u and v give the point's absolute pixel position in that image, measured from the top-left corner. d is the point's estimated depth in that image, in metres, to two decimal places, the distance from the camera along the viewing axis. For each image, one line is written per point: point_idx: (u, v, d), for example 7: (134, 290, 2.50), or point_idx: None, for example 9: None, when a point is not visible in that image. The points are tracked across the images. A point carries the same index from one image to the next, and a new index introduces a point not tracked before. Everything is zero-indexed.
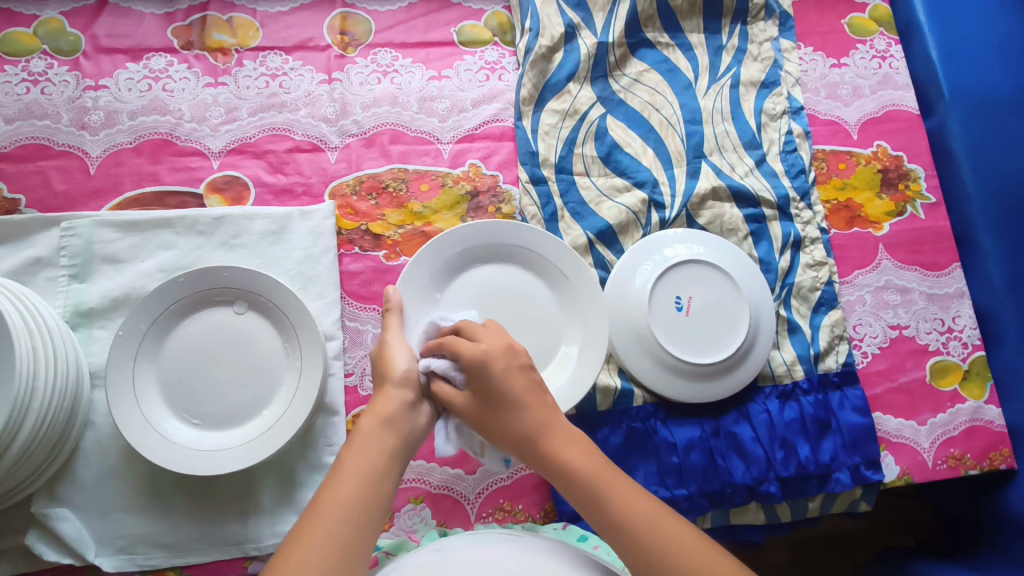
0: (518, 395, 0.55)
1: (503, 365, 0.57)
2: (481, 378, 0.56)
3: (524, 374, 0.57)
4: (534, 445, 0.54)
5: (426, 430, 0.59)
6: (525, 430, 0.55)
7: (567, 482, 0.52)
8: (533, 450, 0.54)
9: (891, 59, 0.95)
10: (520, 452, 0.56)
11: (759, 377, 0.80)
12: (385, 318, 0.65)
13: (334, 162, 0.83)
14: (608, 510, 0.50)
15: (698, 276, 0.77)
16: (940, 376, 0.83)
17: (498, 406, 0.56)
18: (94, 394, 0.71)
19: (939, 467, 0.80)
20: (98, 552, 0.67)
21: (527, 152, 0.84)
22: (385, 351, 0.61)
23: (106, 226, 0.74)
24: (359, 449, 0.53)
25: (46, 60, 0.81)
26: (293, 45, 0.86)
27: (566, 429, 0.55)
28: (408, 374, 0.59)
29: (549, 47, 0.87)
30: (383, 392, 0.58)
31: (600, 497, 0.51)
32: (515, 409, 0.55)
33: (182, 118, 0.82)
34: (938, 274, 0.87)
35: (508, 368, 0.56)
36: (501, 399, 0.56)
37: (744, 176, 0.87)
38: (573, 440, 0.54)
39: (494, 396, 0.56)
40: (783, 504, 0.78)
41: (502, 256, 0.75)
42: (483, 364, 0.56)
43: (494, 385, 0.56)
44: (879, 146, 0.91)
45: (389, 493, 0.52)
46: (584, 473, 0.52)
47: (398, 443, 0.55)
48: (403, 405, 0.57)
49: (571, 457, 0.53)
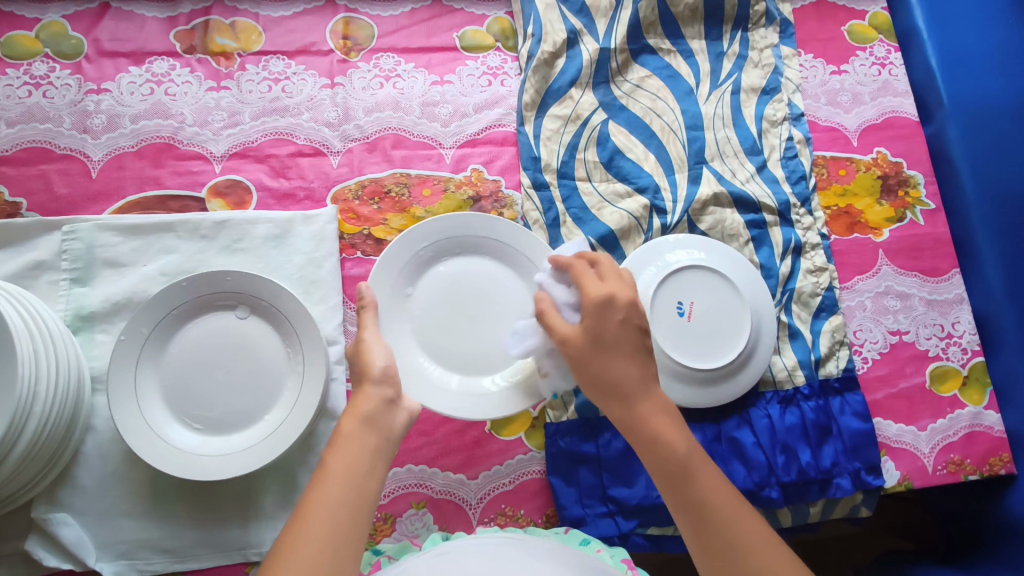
0: (626, 354, 0.58)
1: (622, 317, 0.59)
2: (602, 314, 0.58)
3: (639, 334, 0.59)
4: (634, 404, 0.57)
5: (404, 427, 0.59)
6: (625, 386, 0.57)
7: (655, 451, 0.55)
8: (625, 407, 0.57)
9: (891, 66, 0.96)
10: (614, 403, 0.58)
11: (760, 382, 0.81)
12: (360, 314, 0.64)
13: (336, 166, 0.83)
14: (697, 486, 0.54)
15: (700, 281, 0.77)
16: (940, 382, 0.83)
17: (608, 354, 0.58)
18: (94, 398, 0.70)
19: (939, 472, 0.80)
20: (99, 557, 0.66)
21: (529, 157, 0.84)
22: (362, 348, 0.62)
23: (108, 230, 0.74)
24: (343, 451, 0.53)
25: (47, 63, 0.81)
26: (295, 49, 0.86)
27: (661, 399, 0.58)
28: (386, 372, 0.60)
29: (551, 53, 0.87)
30: (361, 392, 0.59)
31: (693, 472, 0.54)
32: (627, 364, 0.58)
33: (184, 122, 0.82)
34: (937, 280, 0.88)
35: (626, 323, 0.58)
36: (616, 350, 0.58)
37: (745, 182, 0.87)
38: (668, 415, 0.57)
39: (608, 339, 0.58)
40: (784, 509, 0.78)
41: (465, 248, 0.75)
42: (607, 308, 0.58)
43: (610, 335, 0.58)
44: (878, 153, 0.92)
45: (375, 492, 0.52)
46: (678, 445, 0.55)
47: (381, 442, 0.55)
48: (379, 402, 0.57)
49: (665, 430, 0.56)
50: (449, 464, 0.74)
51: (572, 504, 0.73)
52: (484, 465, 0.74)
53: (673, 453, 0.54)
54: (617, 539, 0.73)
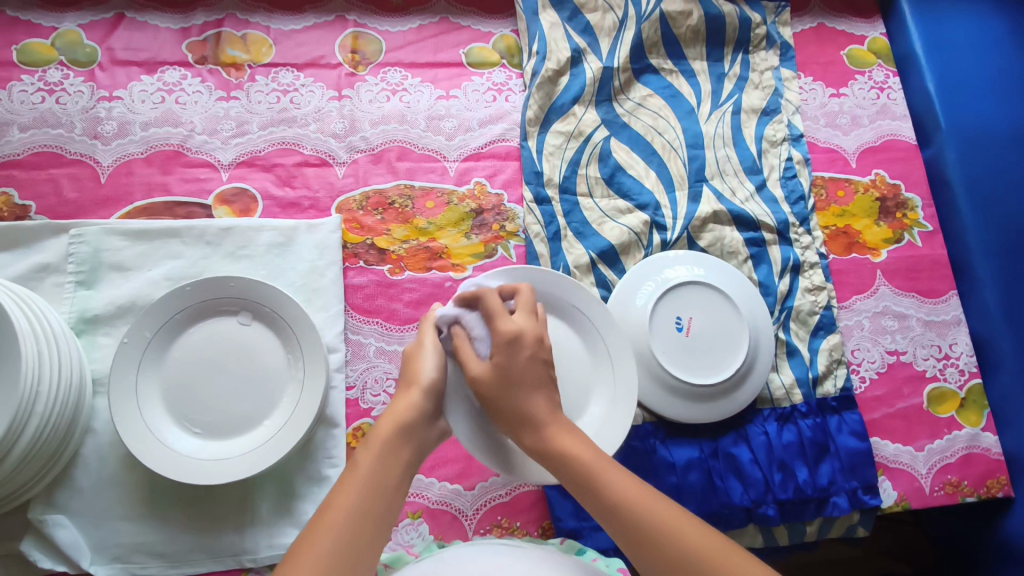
0: (535, 383, 0.57)
1: (529, 352, 0.58)
2: (510, 351, 0.57)
3: (546, 367, 0.59)
4: (538, 427, 0.56)
5: (434, 442, 0.59)
6: (533, 413, 0.56)
7: (567, 471, 0.54)
8: (534, 435, 0.56)
9: (889, 90, 0.98)
10: (522, 433, 0.57)
11: (758, 399, 0.81)
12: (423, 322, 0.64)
13: (341, 176, 0.84)
14: (603, 490, 0.51)
15: (700, 297, 0.78)
16: (938, 404, 0.84)
17: (514, 388, 0.57)
18: (95, 400, 0.71)
19: (936, 493, 0.80)
20: (93, 560, 0.66)
21: (531, 172, 0.85)
22: (418, 353, 0.61)
23: (115, 234, 0.75)
24: (378, 452, 0.54)
25: (62, 71, 0.83)
26: (305, 62, 0.88)
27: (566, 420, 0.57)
28: (435, 383, 0.60)
29: (555, 70, 0.89)
30: (406, 396, 0.58)
31: (596, 478, 0.52)
32: (529, 395, 0.57)
33: (193, 130, 0.83)
34: (935, 301, 0.88)
35: (534, 358, 0.58)
36: (525, 384, 0.57)
37: (745, 201, 0.88)
38: (574, 432, 0.57)
39: (515, 376, 0.57)
40: (781, 527, 0.77)
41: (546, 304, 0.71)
42: (515, 344, 0.58)
43: (517, 370, 0.57)
44: (876, 175, 0.93)
45: (400, 503, 0.53)
46: (577, 455, 0.54)
47: (412, 455, 0.56)
48: (417, 413, 0.57)
49: (571, 446, 0.55)
50: (445, 474, 0.74)
51: (568, 516, 0.73)
52: (480, 477, 0.74)
53: (579, 464, 0.53)
54: (612, 552, 0.73)
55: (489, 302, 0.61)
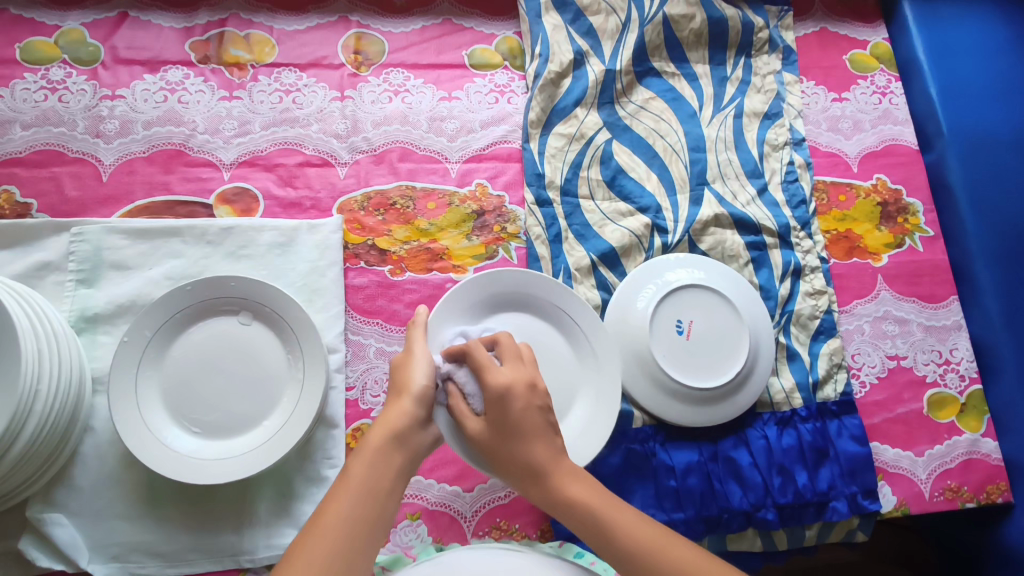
0: (529, 432, 0.54)
1: (522, 404, 0.54)
2: (500, 408, 0.54)
3: (542, 414, 0.55)
4: (541, 479, 0.53)
5: (430, 448, 0.57)
6: (534, 462, 0.54)
7: (576, 519, 0.53)
8: (539, 487, 0.54)
9: (891, 95, 0.98)
10: (528, 485, 0.54)
11: (758, 403, 0.81)
12: (410, 329, 0.62)
13: (343, 177, 0.84)
14: (618, 540, 0.51)
15: (700, 301, 0.78)
16: (937, 409, 0.84)
17: (513, 437, 0.54)
18: (95, 399, 0.71)
19: (936, 499, 0.79)
20: (91, 559, 0.66)
21: (533, 173, 0.85)
22: (410, 361, 0.59)
23: (116, 233, 0.75)
24: (369, 461, 0.52)
25: (64, 69, 0.83)
26: (307, 62, 0.88)
27: (572, 465, 0.55)
28: (426, 391, 0.57)
29: (557, 72, 0.89)
30: (398, 403, 0.56)
31: (608, 528, 0.51)
32: (530, 443, 0.54)
33: (196, 129, 0.83)
34: (935, 306, 0.88)
35: (528, 407, 0.54)
36: (520, 433, 0.54)
37: (746, 205, 0.88)
38: (576, 474, 0.54)
39: (512, 425, 0.54)
40: (780, 531, 0.77)
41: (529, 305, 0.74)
42: (505, 399, 0.54)
43: (513, 419, 0.54)
44: (878, 180, 0.93)
45: (394, 510, 0.52)
46: (582, 504, 0.53)
47: (406, 462, 0.54)
48: (411, 419, 0.55)
49: (577, 492, 0.53)
50: (444, 476, 0.74)
51: None
52: (479, 478, 0.74)
53: (588, 512, 0.52)
54: None
55: (477, 356, 0.57)
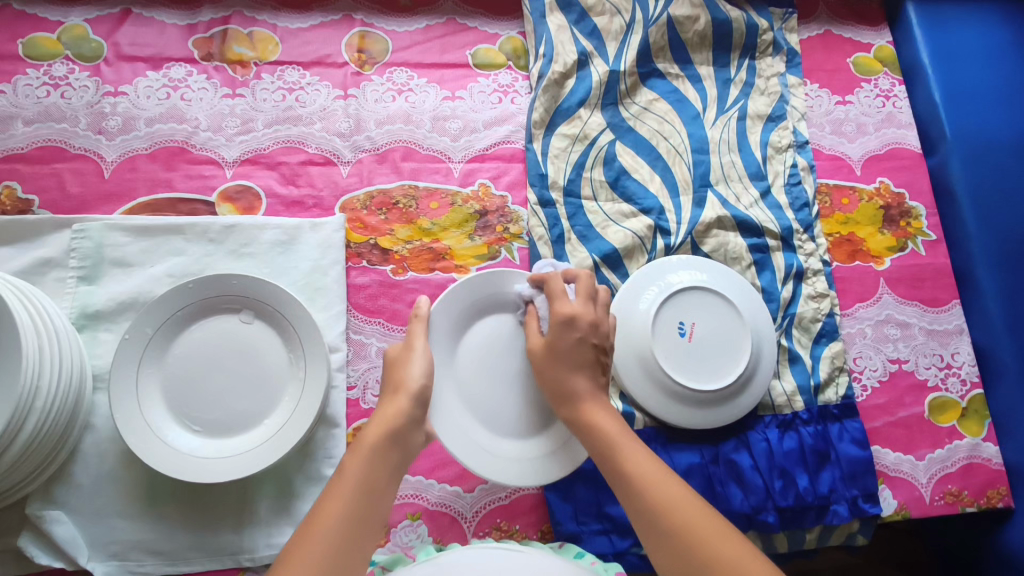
0: (580, 362, 0.61)
1: (581, 334, 0.61)
2: (563, 332, 0.61)
3: (597, 351, 0.62)
4: (576, 402, 0.60)
5: (422, 445, 0.59)
6: (574, 389, 0.61)
7: (594, 443, 0.58)
8: (569, 407, 0.60)
9: (895, 98, 0.98)
10: (562, 406, 0.61)
11: (759, 406, 0.80)
12: (412, 323, 0.64)
13: (346, 176, 0.84)
14: (620, 462, 0.55)
15: (704, 303, 0.77)
16: (939, 413, 0.83)
17: (562, 364, 0.61)
18: (95, 396, 0.70)
19: (936, 503, 0.79)
20: (90, 557, 0.66)
21: (536, 174, 0.85)
22: (408, 358, 0.61)
23: (118, 230, 0.75)
24: (366, 458, 0.53)
25: (67, 65, 0.83)
26: (311, 60, 0.87)
27: (606, 402, 0.61)
28: (423, 390, 0.59)
29: (561, 73, 0.89)
30: (394, 401, 0.58)
31: (615, 450, 0.56)
32: (576, 372, 0.61)
33: (198, 127, 0.83)
34: (937, 310, 0.88)
35: (583, 340, 0.61)
36: (569, 361, 0.61)
37: (749, 207, 0.88)
38: (609, 410, 0.60)
39: (563, 351, 0.61)
40: (781, 534, 0.77)
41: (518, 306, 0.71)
42: (567, 326, 0.61)
43: (566, 348, 0.61)
44: (881, 183, 0.93)
45: (388, 507, 0.53)
46: (603, 428, 0.58)
47: (401, 459, 0.55)
48: (405, 418, 0.57)
49: (600, 419, 0.59)
50: (445, 476, 0.74)
51: (568, 520, 0.73)
52: (480, 479, 0.74)
53: (603, 435, 0.57)
54: (611, 557, 0.73)
55: (552, 285, 0.65)
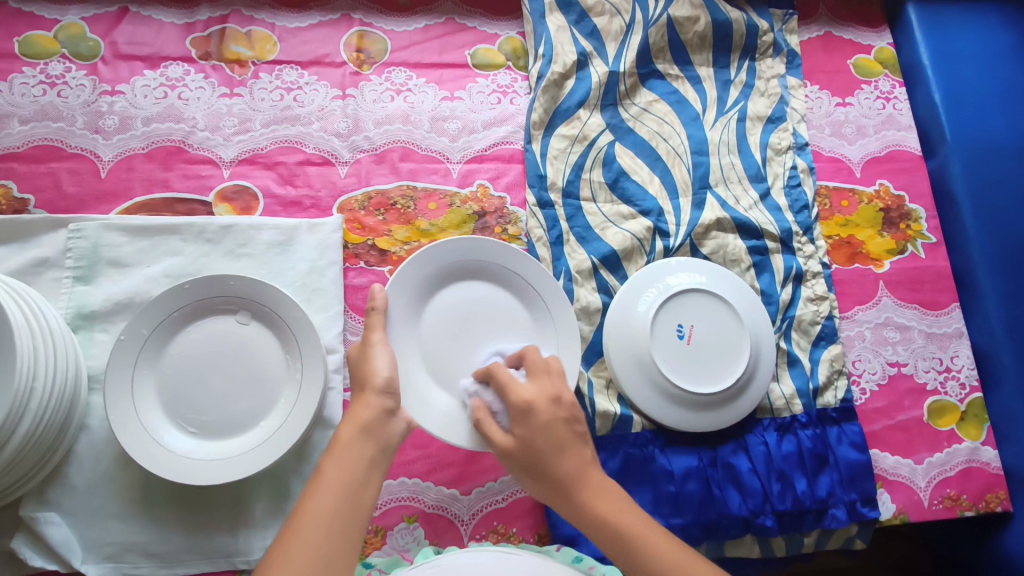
0: (560, 446, 0.55)
1: (547, 415, 0.56)
2: (523, 423, 0.56)
3: (568, 426, 0.56)
4: (573, 496, 0.54)
5: (403, 436, 0.58)
6: (566, 480, 0.54)
7: (607, 540, 0.53)
8: (567, 503, 0.54)
9: (895, 100, 0.97)
10: (558, 502, 0.55)
11: (758, 409, 0.80)
12: (369, 316, 0.64)
13: (344, 176, 0.83)
14: (650, 564, 0.51)
15: (701, 305, 0.77)
16: (937, 417, 0.83)
17: (541, 455, 0.55)
18: (90, 397, 0.70)
19: (935, 507, 0.79)
20: (84, 559, 0.65)
21: (535, 175, 0.85)
22: (369, 354, 0.61)
23: (113, 230, 0.75)
24: (340, 460, 0.53)
25: (64, 63, 0.82)
26: (309, 60, 0.87)
27: (601, 479, 0.56)
28: (390, 382, 0.58)
29: (560, 73, 0.88)
30: (361, 399, 0.57)
31: (638, 552, 0.52)
32: (561, 456, 0.55)
33: (195, 126, 0.82)
34: (937, 313, 0.88)
35: (553, 419, 0.56)
36: (548, 450, 0.55)
37: (749, 209, 0.88)
38: (611, 492, 0.55)
39: (538, 442, 0.55)
40: (779, 538, 0.77)
41: (479, 273, 0.74)
42: (529, 414, 0.56)
43: (539, 436, 0.55)
44: (881, 185, 0.93)
45: (371, 501, 0.52)
46: (612, 524, 0.53)
47: (378, 452, 0.55)
48: (378, 412, 0.56)
49: (604, 510, 0.54)
50: (441, 479, 0.73)
51: (565, 523, 0.73)
52: (477, 481, 0.74)
53: (616, 533, 0.53)
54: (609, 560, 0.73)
55: (500, 375, 0.60)
